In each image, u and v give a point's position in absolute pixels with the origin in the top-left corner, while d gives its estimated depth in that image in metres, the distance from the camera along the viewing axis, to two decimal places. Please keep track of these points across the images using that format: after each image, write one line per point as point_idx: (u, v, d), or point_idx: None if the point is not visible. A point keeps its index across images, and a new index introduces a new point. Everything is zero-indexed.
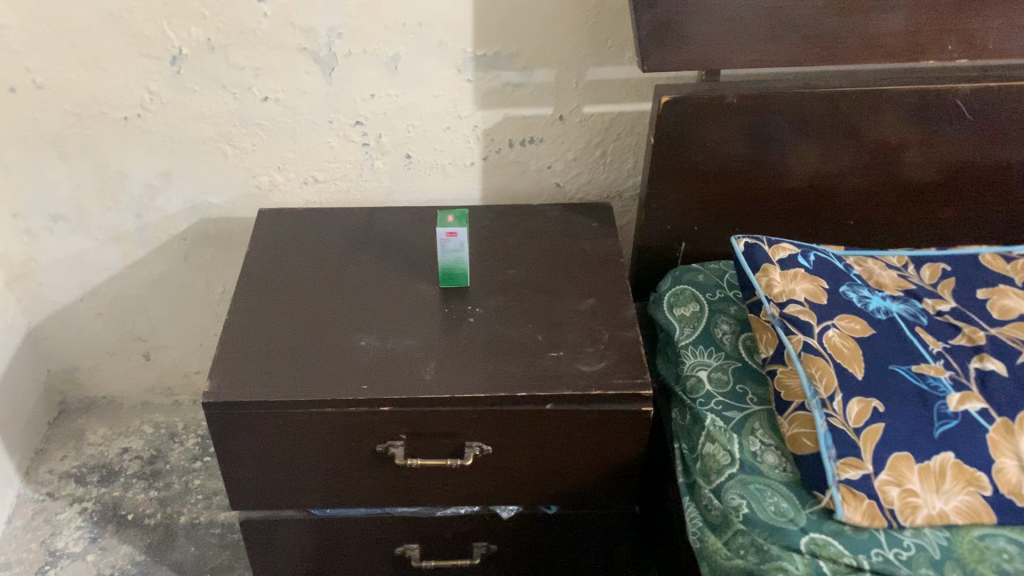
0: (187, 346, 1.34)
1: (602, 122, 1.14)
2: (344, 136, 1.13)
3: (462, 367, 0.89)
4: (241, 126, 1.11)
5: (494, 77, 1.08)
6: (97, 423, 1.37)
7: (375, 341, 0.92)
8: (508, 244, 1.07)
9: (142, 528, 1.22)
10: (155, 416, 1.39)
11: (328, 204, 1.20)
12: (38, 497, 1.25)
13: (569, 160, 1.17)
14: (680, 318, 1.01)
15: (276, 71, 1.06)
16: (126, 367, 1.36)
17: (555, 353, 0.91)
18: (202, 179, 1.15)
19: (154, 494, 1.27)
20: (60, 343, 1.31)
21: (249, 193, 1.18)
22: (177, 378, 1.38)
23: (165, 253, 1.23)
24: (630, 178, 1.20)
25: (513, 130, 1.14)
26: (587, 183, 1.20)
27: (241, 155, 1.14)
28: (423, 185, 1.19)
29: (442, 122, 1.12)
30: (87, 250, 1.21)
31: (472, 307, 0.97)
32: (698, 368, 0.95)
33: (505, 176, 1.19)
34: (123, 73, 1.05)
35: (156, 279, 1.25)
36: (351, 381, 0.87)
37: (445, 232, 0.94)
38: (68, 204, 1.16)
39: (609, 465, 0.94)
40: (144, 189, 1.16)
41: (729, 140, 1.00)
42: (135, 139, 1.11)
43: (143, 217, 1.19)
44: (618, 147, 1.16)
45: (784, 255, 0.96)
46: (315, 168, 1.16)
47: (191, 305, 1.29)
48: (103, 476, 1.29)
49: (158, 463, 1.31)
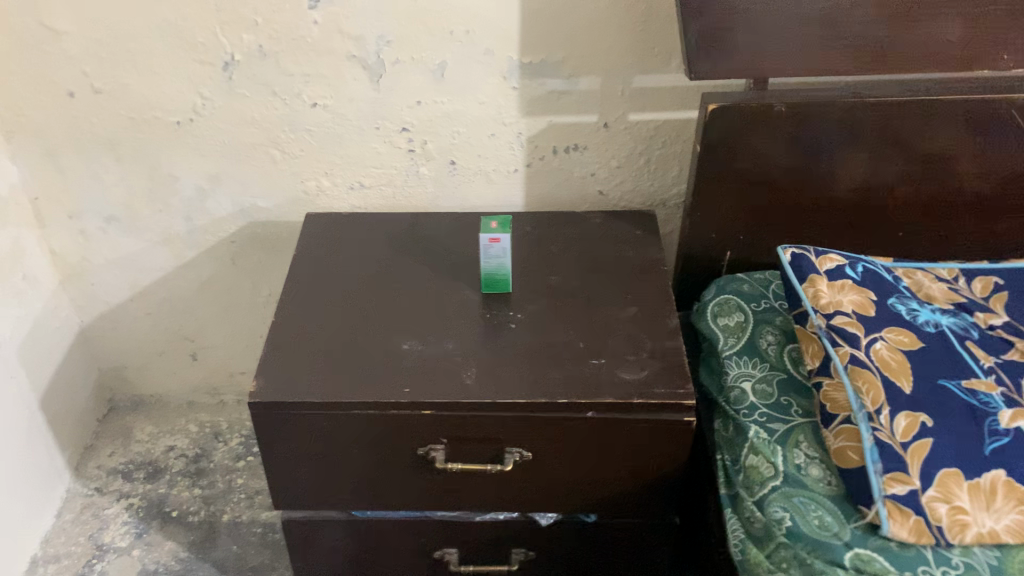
0: (232, 347, 1.36)
1: (647, 130, 1.14)
2: (390, 143, 1.14)
3: (502, 373, 0.90)
4: (290, 131, 1.13)
5: (539, 84, 1.09)
6: (143, 420, 1.39)
7: (417, 344, 0.93)
8: (552, 249, 1.06)
9: (186, 525, 1.24)
10: (200, 416, 1.41)
11: (373, 209, 1.21)
12: (87, 491, 1.28)
13: (613, 168, 1.17)
14: (725, 328, 1.00)
15: (324, 77, 1.08)
16: (173, 366, 1.38)
17: (597, 360, 0.91)
18: (251, 183, 1.17)
19: (199, 492, 1.29)
20: (111, 342, 1.34)
21: (296, 198, 1.19)
22: (222, 378, 1.40)
23: (214, 255, 1.25)
24: (674, 186, 1.19)
25: (558, 137, 1.14)
26: (631, 191, 1.20)
27: (289, 160, 1.15)
28: (467, 192, 1.19)
29: (486, 129, 1.13)
30: (138, 251, 1.24)
31: (514, 313, 0.97)
32: (742, 379, 0.94)
33: (548, 183, 1.19)
34: (176, 78, 1.07)
35: (204, 281, 1.28)
36: (393, 384, 0.88)
37: (488, 237, 0.95)
38: (121, 205, 1.19)
39: (651, 474, 0.93)
40: (195, 192, 1.18)
41: (776, 148, 0.99)
42: (187, 144, 1.13)
43: (194, 219, 1.21)
44: (663, 155, 1.16)
45: (831, 266, 0.94)
46: (362, 173, 1.17)
47: (237, 308, 1.31)
48: (149, 473, 1.31)
49: (202, 462, 1.33)
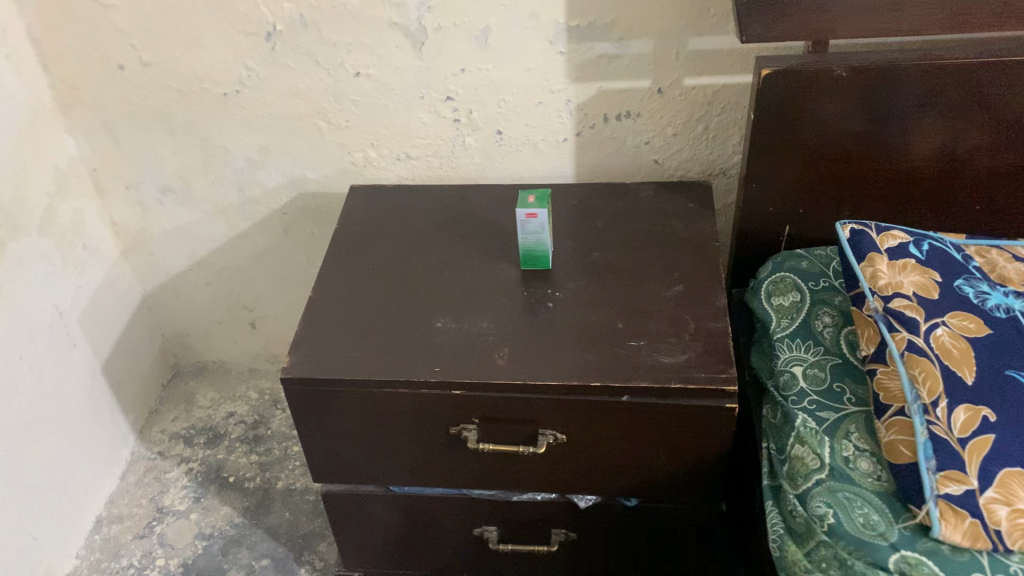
0: (289, 317, 1.37)
1: (703, 96, 1.08)
2: (435, 112, 1.11)
3: (537, 354, 0.87)
4: (335, 102, 1.11)
5: (588, 49, 1.04)
6: (206, 386, 1.42)
7: (452, 322, 0.91)
8: (598, 223, 1.02)
9: (242, 490, 1.26)
10: (261, 383, 1.43)
11: (421, 180, 1.19)
12: (151, 455, 1.32)
13: (668, 136, 1.12)
14: (779, 308, 0.94)
15: (367, 46, 1.06)
16: (233, 335, 1.40)
17: (635, 342, 0.87)
18: (299, 153, 1.17)
19: (255, 458, 1.31)
20: (173, 309, 1.37)
21: (344, 169, 1.18)
22: (281, 347, 1.42)
23: (266, 225, 1.25)
24: (734, 155, 1.13)
25: (608, 104, 1.09)
26: (689, 160, 1.14)
27: (335, 131, 1.14)
28: (516, 162, 1.15)
29: (534, 96, 1.09)
30: (194, 221, 1.25)
31: (553, 291, 0.94)
32: (793, 364, 0.89)
33: (600, 152, 1.14)
34: (222, 49, 1.07)
35: (259, 251, 1.29)
36: (425, 363, 0.87)
37: (525, 213, 0.92)
38: (175, 176, 1.20)
39: (693, 460, 0.89)
40: (245, 164, 1.18)
41: (837, 114, 0.92)
42: (235, 115, 1.13)
43: (246, 190, 1.21)
44: (722, 122, 1.10)
45: (894, 244, 0.87)
46: (408, 144, 1.15)
47: (292, 278, 1.32)
48: (209, 438, 1.35)
49: (260, 429, 1.35)
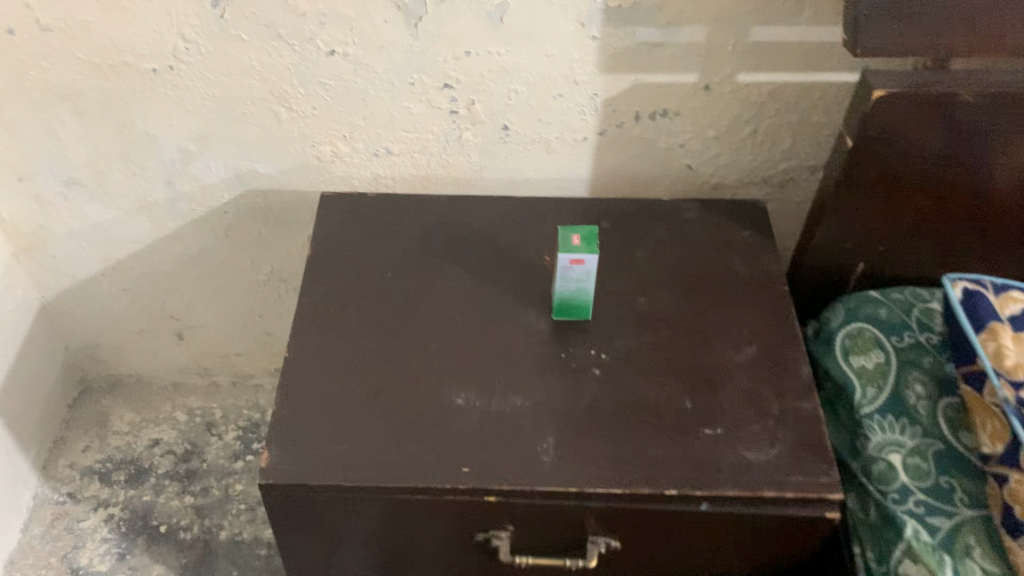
0: (225, 327, 1.14)
1: (757, 94, 0.89)
2: (427, 101, 0.89)
3: (590, 447, 0.69)
4: (299, 85, 0.87)
5: (628, 34, 0.83)
6: (123, 405, 1.19)
7: (476, 398, 0.72)
8: (638, 255, 0.83)
9: (177, 544, 1.06)
10: (189, 401, 1.20)
11: (401, 180, 0.97)
12: (58, 498, 1.09)
13: (708, 138, 0.92)
14: (861, 370, 0.79)
15: (346, 19, 0.82)
16: (156, 346, 1.16)
17: (710, 430, 0.70)
18: (249, 144, 0.92)
19: (190, 501, 1.10)
20: (80, 318, 1.11)
21: (305, 164, 0.94)
22: (214, 360, 1.18)
23: (202, 226, 1.01)
24: (780, 163, 0.95)
25: (643, 100, 0.89)
26: (728, 168, 0.96)
27: (297, 119, 0.90)
28: (521, 162, 0.95)
29: (552, 88, 0.88)
30: (109, 219, 1.00)
31: (598, 353, 0.76)
32: (888, 449, 0.74)
33: (624, 154, 0.94)
34: (151, 14, 0.81)
35: (191, 256, 1.04)
36: (449, 461, 0.68)
37: (569, 258, 0.72)
38: (84, 167, 0.94)
39: (767, 564, 0.74)
40: (178, 154, 0.93)
41: (951, 145, 0.74)
42: (165, 95, 0.88)
43: (177, 185, 0.96)
44: (773, 125, 0.91)
45: (1016, 311, 0.73)
46: (390, 138, 0.92)
47: (230, 286, 1.08)
48: (131, 475, 1.12)
49: (193, 462, 1.14)
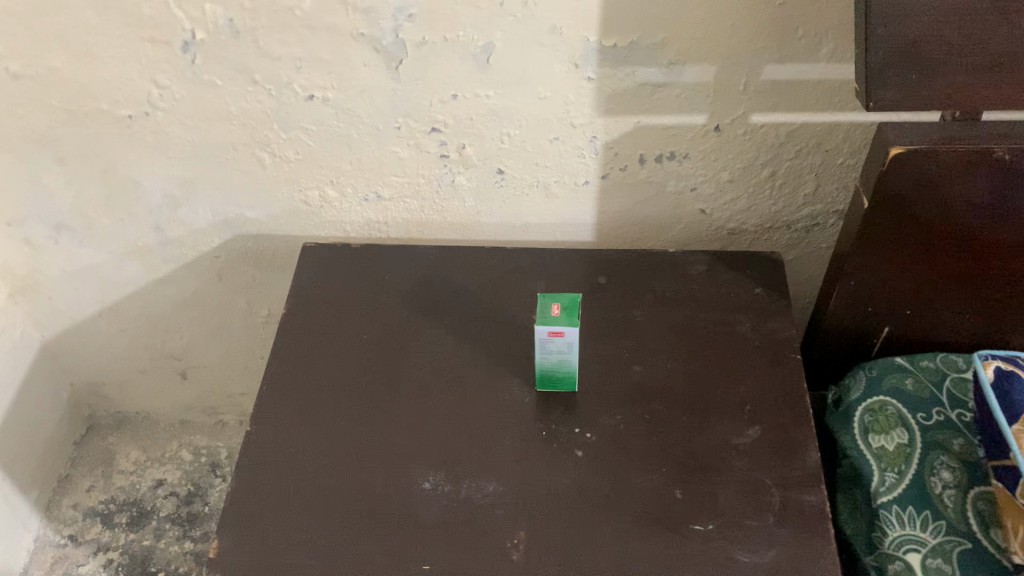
0: (227, 367, 1.11)
1: (775, 136, 0.80)
2: (415, 146, 0.83)
3: (565, 542, 0.63)
4: (281, 130, 0.82)
5: (627, 74, 0.76)
6: (129, 443, 1.17)
7: (445, 482, 0.66)
8: (635, 316, 0.77)
9: None
10: (195, 439, 1.18)
11: (394, 225, 0.91)
12: (60, 540, 1.08)
13: (721, 181, 0.85)
14: (880, 452, 0.71)
15: (323, 63, 0.76)
16: (160, 385, 1.13)
17: (702, 526, 0.63)
18: (234, 190, 0.88)
19: (190, 546, 1.07)
20: (82, 358, 1.09)
21: (293, 209, 0.90)
22: (219, 398, 1.15)
23: (195, 270, 0.97)
24: (804, 207, 0.87)
25: (648, 142, 0.81)
26: (745, 212, 0.88)
27: (281, 164, 0.86)
28: (520, 207, 0.88)
29: (547, 131, 0.81)
30: (102, 262, 0.96)
31: (583, 431, 0.69)
32: (906, 548, 0.66)
33: (630, 198, 0.87)
34: (120, 61, 0.77)
35: (185, 298, 1.01)
36: (410, 555, 0.62)
37: (548, 330, 0.66)
38: (71, 213, 0.91)
39: None
40: (163, 200, 0.90)
41: (986, 206, 0.65)
42: (145, 141, 0.84)
43: (166, 230, 0.93)
44: (794, 168, 0.83)
45: None
46: (379, 182, 0.87)
47: (228, 327, 1.05)
48: (132, 517, 1.10)
49: (195, 504, 1.12)
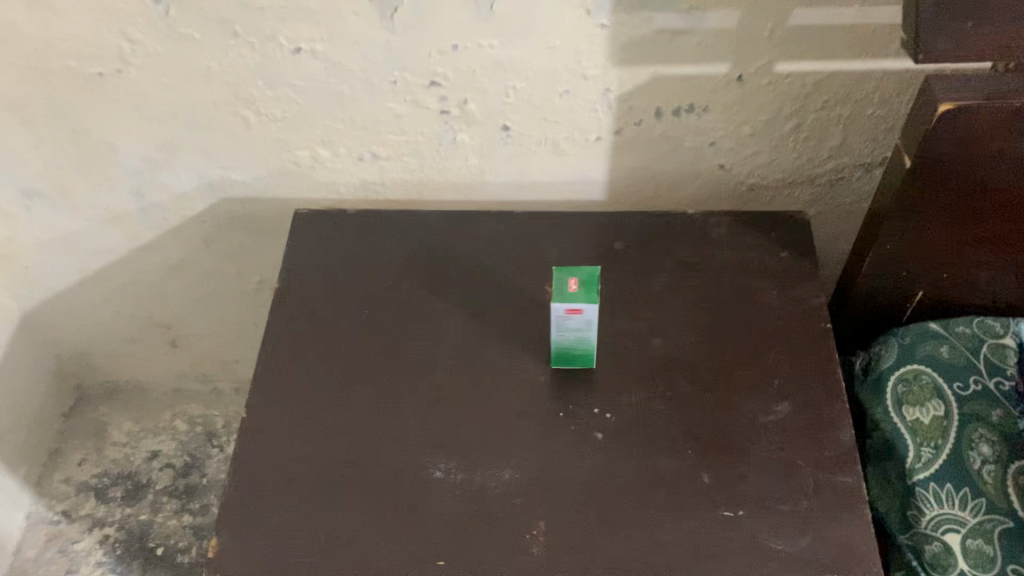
0: (220, 335, 1.06)
1: (801, 85, 0.75)
2: (412, 101, 0.77)
3: (587, 532, 0.59)
4: (266, 88, 0.76)
5: (643, 21, 0.70)
6: (121, 414, 1.13)
7: (457, 469, 0.62)
8: (654, 284, 0.72)
9: (174, 568, 1.01)
10: (190, 408, 1.14)
11: (392, 186, 0.86)
12: (53, 517, 1.05)
13: (742, 135, 0.79)
14: (915, 426, 0.67)
15: (310, 13, 0.70)
16: (149, 353, 1.09)
17: (730, 512, 0.60)
18: (219, 153, 0.82)
19: (188, 520, 1.04)
20: (66, 326, 1.03)
21: (284, 171, 0.84)
22: (212, 366, 1.11)
23: (180, 237, 0.92)
24: (829, 160, 0.81)
25: (664, 94, 0.76)
26: (766, 167, 0.82)
27: (268, 124, 0.79)
28: (526, 165, 0.83)
29: (556, 84, 0.75)
30: (80, 229, 0.90)
31: (602, 412, 0.65)
32: (945, 528, 0.62)
33: (644, 154, 0.81)
34: (87, 15, 0.70)
35: (172, 266, 0.95)
36: (422, 550, 0.59)
37: (565, 307, 0.61)
38: (44, 180, 0.85)
39: None
40: (143, 164, 0.84)
41: None
42: (119, 102, 0.78)
43: (148, 195, 0.87)
44: (820, 119, 0.78)
45: None
46: (375, 141, 0.81)
47: (219, 295, 1.00)
48: (128, 491, 1.07)
49: (192, 476, 1.08)
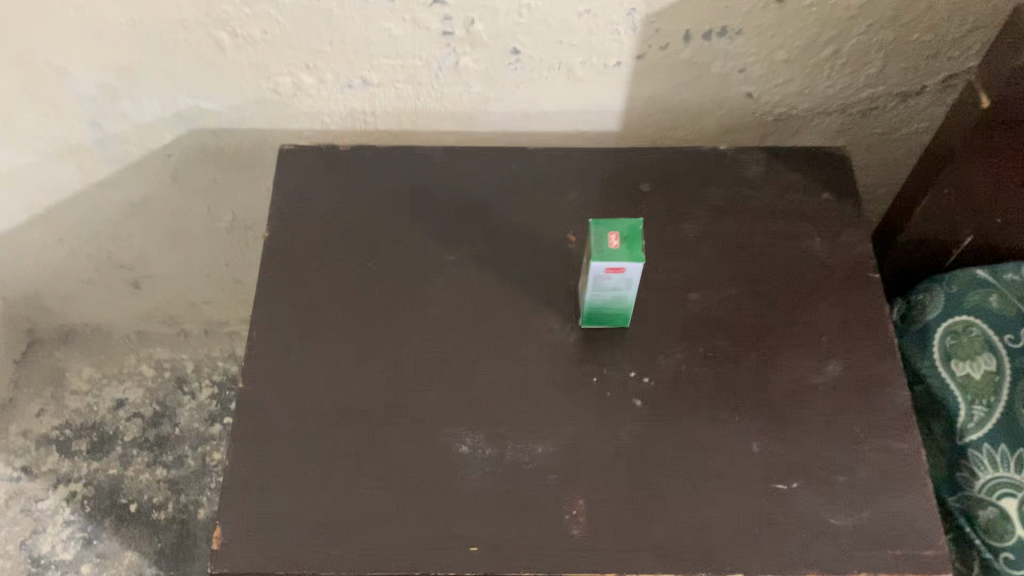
0: (187, 275, 0.97)
1: (846, 7, 0.67)
2: (411, 21, 0.67)
3: (631, 511, 0.54)
4: (242, 5, 0.66)
5: None
6: (80, 360, 1.04)
7: (484, 444, 0.57)
8: (687, 232, 0.66)
9: (150, 526, 0.94)
10: (156, 352, 1.05)
11: (384, 117, 0.77)
12: (13, 474, 0.97)
13: (774, 62, 0.72)
14: (966, 383, 0.63)
15: None
16: (109, 296, 0.99)
17: (785, 485, 0.55)
18: (186, 78, 0.72)
19: (162, 474, 0.98)
20: (15, 269, 0.94)
21: (261, 100, 0.74)
22: (179, 307, 1.02)
23: (143, 171, 0.82)
24: (864, 88, 0.75)
25: (696, 15, 0.67)
26: (797, 95, 0.75)
27: (244, 47, 0.69)
28: (536, 93, 0.74)
29: (576, 2, 0.66)
30: (26, 164, 0.80)
31: (639, 376, 0.59)
32: (1000, 492, 0.59)
33: (666, 81, 0.73)
34: None
35: (133, 203, 0.86)
36: (452, 537, 0.53)
37: (605, 266, 0.55)
38: None
39: None
40: (98, 91, 0.73)
41: None
42: (68, 20, 0.67)
43: (104, 126, 0.76)
44: (861, 45, 0.71)
45: None
46: (367, 66, 0.71)
47: (187, 234, 0.91)
48: (93, 443, 0.99)
49: (164, 427, 1.01)
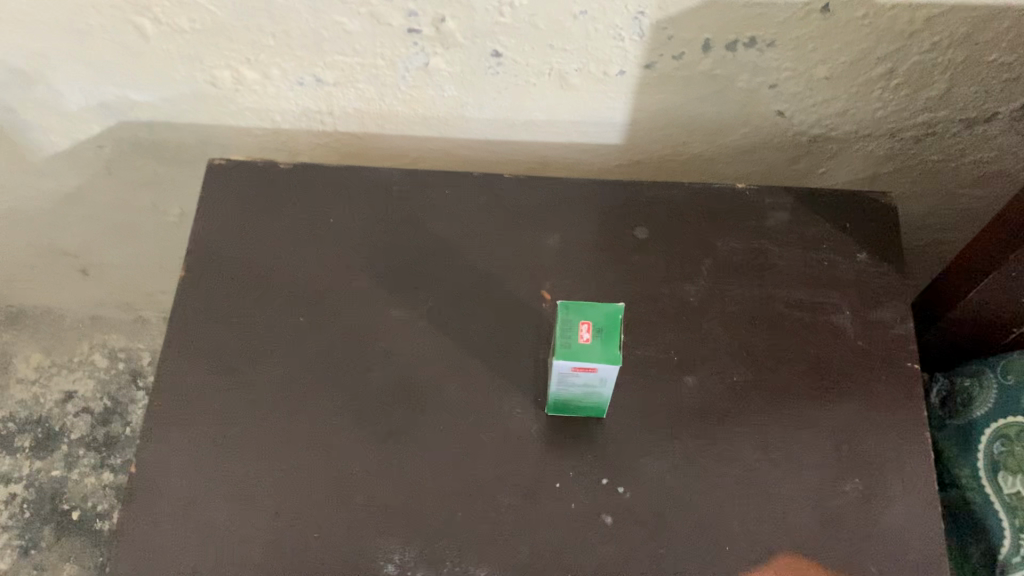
0: (138, 264, 0.87)
1: (908, 20, 0.54)
2: (369, 15, 0.55)
3: None
4: None
5: None
6: (30, 345, 0.95)
7: (418, 562, 0.47)
8: (688, 297, 0.54)
9: (93, 536, 0.87)
10: (111, 339, 0.96)
11: (344, 116, 0.65)
12: None
13: (813, 78, 0.59)
14: (1016, 504, 0.51)
15: None
16: (55, 281, 0.90)
17: None
18: (108, 66, 0.60)
19: (110, 479, 0.90)
20: None
21: (198, 93, 0.63)
22: (135, 295, 0.92)
23: (73, 161, 0.71)
24: (921, 114, 0.61)
25: (718, 22, 0.54)
26: (838, 117, 0.62)
27: (171, 35, 0.58)
28: (522, 100, 0.62)
29: (571, 2, 0.53)
30: None
31: (613, 484, 0.49)
32: None
33: (680, 94, 0.61)
34: None
35: (67, 193, 0.75)
36: None
37: (572, 363, 0.44)
38: None
39: None
40: (7, 76, 0.62)
41: None
42: None
43: (22, 113, 0.65)
44: (922, 64, 0.57)
45: None
46: (318, 62, 0.59)
47: (133, 225, 0.80)
48: (37, 441, 0.91)
49: (113, 425, 0.92)
